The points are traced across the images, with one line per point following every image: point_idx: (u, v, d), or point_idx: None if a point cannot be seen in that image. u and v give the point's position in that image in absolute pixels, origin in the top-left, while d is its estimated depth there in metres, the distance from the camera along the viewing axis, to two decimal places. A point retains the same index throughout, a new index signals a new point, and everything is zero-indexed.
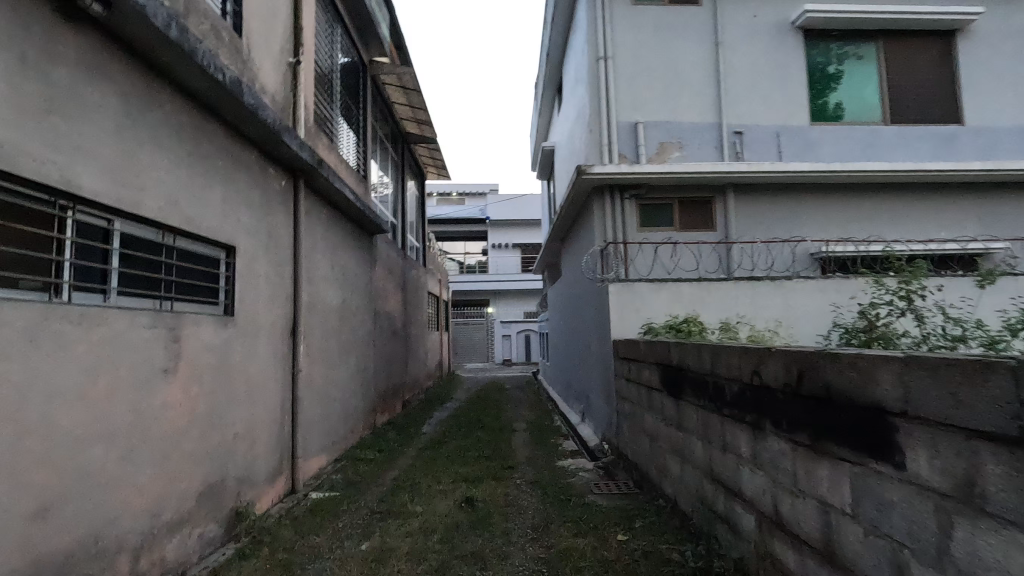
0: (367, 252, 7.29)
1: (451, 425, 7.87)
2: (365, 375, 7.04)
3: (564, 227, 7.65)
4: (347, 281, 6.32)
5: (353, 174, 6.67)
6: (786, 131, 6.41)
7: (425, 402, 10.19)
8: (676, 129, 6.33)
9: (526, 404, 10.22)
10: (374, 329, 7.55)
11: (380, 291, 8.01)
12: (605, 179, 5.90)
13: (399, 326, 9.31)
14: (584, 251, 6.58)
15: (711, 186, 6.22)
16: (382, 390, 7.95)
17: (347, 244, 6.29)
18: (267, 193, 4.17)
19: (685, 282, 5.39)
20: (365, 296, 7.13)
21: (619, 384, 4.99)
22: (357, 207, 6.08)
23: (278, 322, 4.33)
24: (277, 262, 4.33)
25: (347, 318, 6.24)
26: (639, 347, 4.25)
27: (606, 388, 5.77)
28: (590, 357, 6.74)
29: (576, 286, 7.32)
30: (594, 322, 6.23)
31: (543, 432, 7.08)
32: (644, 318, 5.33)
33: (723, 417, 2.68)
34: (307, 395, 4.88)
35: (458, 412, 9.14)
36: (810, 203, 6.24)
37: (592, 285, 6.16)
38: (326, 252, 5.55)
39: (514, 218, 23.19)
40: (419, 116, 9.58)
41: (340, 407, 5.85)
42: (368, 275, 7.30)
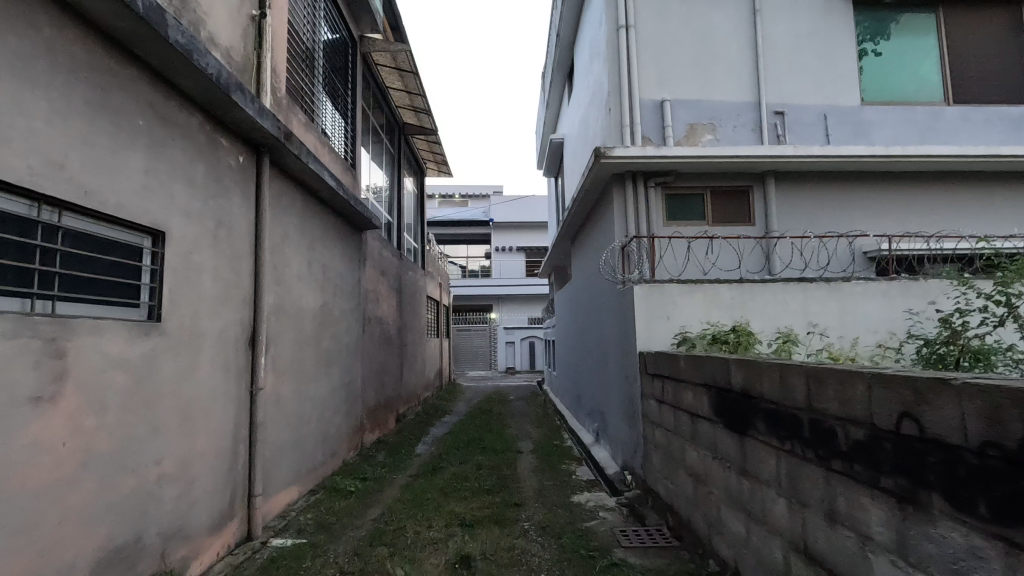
0: (355, 249, 6.47)
1: (448, 444, 7.03)
2: (352, 389, 6.23)
3: (576, 223, 6.83)
4: (330, 282, 5.51)
5: (338, 159, 5.87)
6: (834, 112, 5.58)
7: (421, 416, 9.34)
8: (708, 109, 5.51)
9: (532, 418, 9.37)
10: (363, 336, 6.73)
11: (371, 295, 7.20)
12: (626, 164, 5.08)
13: (393, 333, 8.50)
14: (600, 248, 5.76)
15: (748, 174, 5.40)
16: (371, 404, 7.12)
17: (330, 239, 5.49)
18: (219, 169, 3.37)
19: (724, 284, 4.56)
20: (353, 299, 6.32)
21: (649, 405, 4.15)
22: (340, 195, 5.26)
23: (232, 329, 3.51)
24: (231, 255, 3.51)
25: (328, 325, 5.42)
26: (679, 364, 3.42)
27: (628, 408, 4.94)
28: (607, 371, 5.94)
29: (589, 290, 6.54)
30: (613, 330, 5.41)
31: (554, 455, 6.24)
32: (676, 326, 4.49)
33: (831, 474, 1.85)
34: (272, 417, 4.05)
35: (457, 428, 8.29)
36: (862, 194, 5.42)
37: (610, 288, 5.34)
38: (302, 247, 4.74)
39: (519, 221, 22.38)
40: (417, 103, 8.77)
41: (317, 428, 5.02)
42: (357, 277, 6.50)
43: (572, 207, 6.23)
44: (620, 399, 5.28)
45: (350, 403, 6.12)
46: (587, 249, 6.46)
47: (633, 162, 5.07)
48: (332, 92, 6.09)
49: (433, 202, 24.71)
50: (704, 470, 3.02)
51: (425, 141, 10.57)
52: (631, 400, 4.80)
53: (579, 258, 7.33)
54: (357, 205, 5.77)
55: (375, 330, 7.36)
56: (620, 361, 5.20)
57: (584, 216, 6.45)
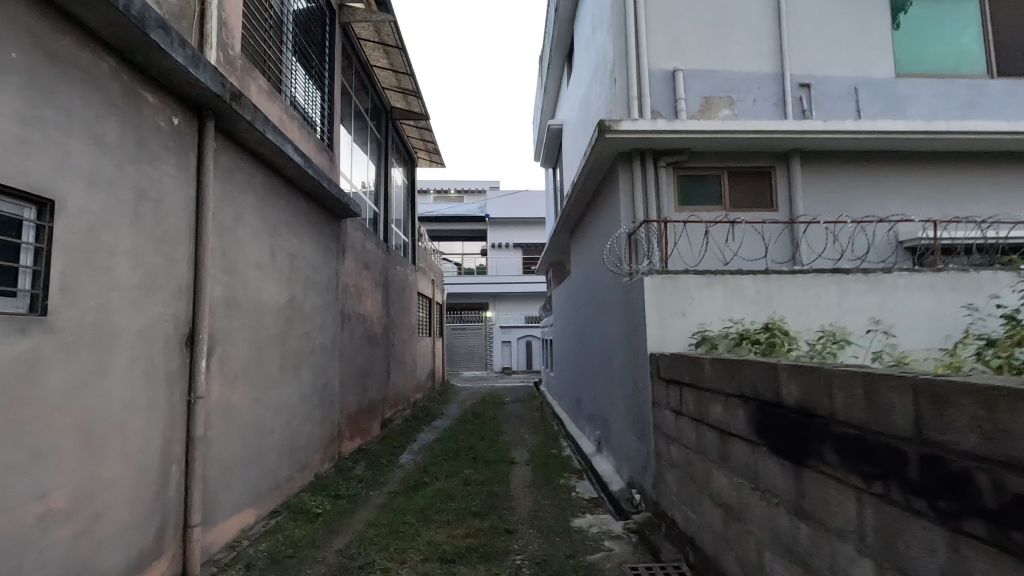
0: (332, 238, 5.85)
1: (435, 454, 6.42)
2: (328, 393, 5.62)
3: (577, 211, 6.25)
4: (300, 274, 4.90)
5: (310, 137, 5.25)
6: (866, 85, 5.00)
7: (409, 421, 8.72)
8: (725, 80, 4.91)
9: (528, 423, 8.76)
10: (341, 335, 6.12)
11: (352, 290, 6.58)
12: (633, 140, 4.49)
13: (379, 332, 7.89)
14: (603, 237, 5.19)
15: (771, 153, 4.81)
16: (352, 409, 6.50)
17: (299, 225, 4.87)
18: (142, 130, 2.76)
19: (747, 276, 3.97)
20: (329, 295, 5.71)
21: (663, 416, 3.54)
22: (311, 175, 4.64)
23: (161, 326, 2.90)
24: (161, 236, 2.90)
25: (297, 322, 4.81)
26: (703, 370, 2.82)
27: (634, 416, 4.37)
28: (609, 374, 5.37)
29: (591, 285, 5.97)
30: (617, 328, 4.83)
31: (551, 467, 5.64)
32: (694, 324, 3.89)
33: (961, 540, 1.25)
34: (220, 429, 3.43)
35: (447, 435, 7.67)
36: (897, 177, 4.84)
37: (615, 281, 4.75)
38: (262, 232, 4.12)
39: (516, 216, 21.73)
40: (405, 83, 8.15)
41: (282, 439, 4.41)
42: (334, 270, 5.88)
43: (572, 193, 5.64)
44: (625, 406, 4.70)
45: (325, 410, 5.51)
46: (589, 239, 5.88)
47: (642, 137, 4.47)
48: (305, 63, 5.46)
49: (428, 196, 24.07)
50: (738, 503, 2.43)
51: (414, 127, 9.94)
52: (639, 406, 4.20)
53: (579, 251, 6.77)
54: (332, 188, 5.15)
55: (357, 328, 6.74)
56: (625, 363, 4.62)
57: (585, 203, 5.87)
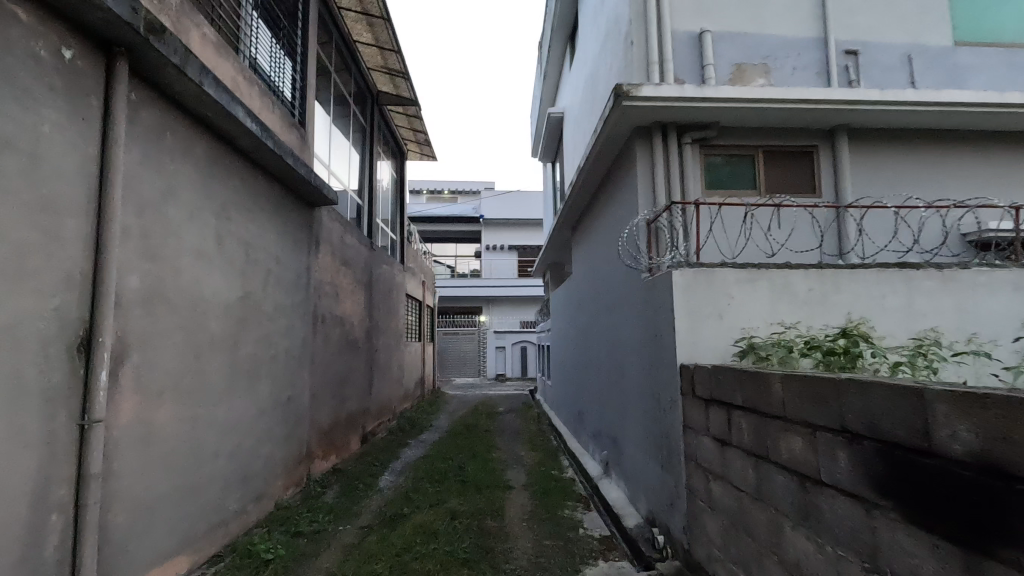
0: (303, 228, 5.11)
1: (421, 475, 5.67)
2: (296, 407, 4.86)
3: (584, 199, 5.57)
4: (260, 268, 4.15)
5: (275, 107, 4.50)
6: (920, 53, 4.31)
7: (394, 434, 7.96)
8: (759, 44, 4.21)
9: (524, 437, 8.02)
10: (314, 340, 5.36)
11: (328, 289, 5.82)
12: (654, 109, 3.77)
13: (361, 336, 7.14)
14: (615, 227, 4.49)
15: (813, 129, 4.11)
16: (327, 424, 5.75)
17: (258, 209, 4.12)
18: (6, 57, 2.02)
19: (799, 270, 3.25)
20: (298, 293, 4.96)
21: (700, 445, 2.82)
22: (272, 148, 3.87)
23: (36, 325, 2.15)
24: (39, 203, 2.15)
25: (255, 324, 4.06)
26: (770, 391, 2.09)
27: (654, 438, 3.65)
28: (620, 386, 4.67)
29: (598, 284, 5.28)
30: (632, 331, 4.13)
31: (552, 493, 4.91)
32: (735, 329, 3.16)
33: None
34: (134, 459, 2.67)
35: (435, 451, 6.91)
36: (956, 159, 4.18)
37: (632, 276, 4.04)
38: (205, 213, 3.37)
39: (511, 217, 21.05)
40: (391, 62, 7.43)
41: (230, 465, 3.65)
42: (305, 265, 5.13)
43: (579, 176, 4.94)
44: (641, 425, 3.99)
45: (291, 426, 4.75)
46: (597, 232, 5.20)
47: (667, 106, 3.75)
48: (270, 23, 4.73)
49: (421, 196, 23.35)
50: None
51: (403, 115, 9.22)
52: (661, 426, 3.47)
53: (584, 246, 6.08)
54: (300, 167, 4.39)
55: (334, 332, 5.99)
56: (641, 372, 3.92)
57: (595, 189, 5.19)
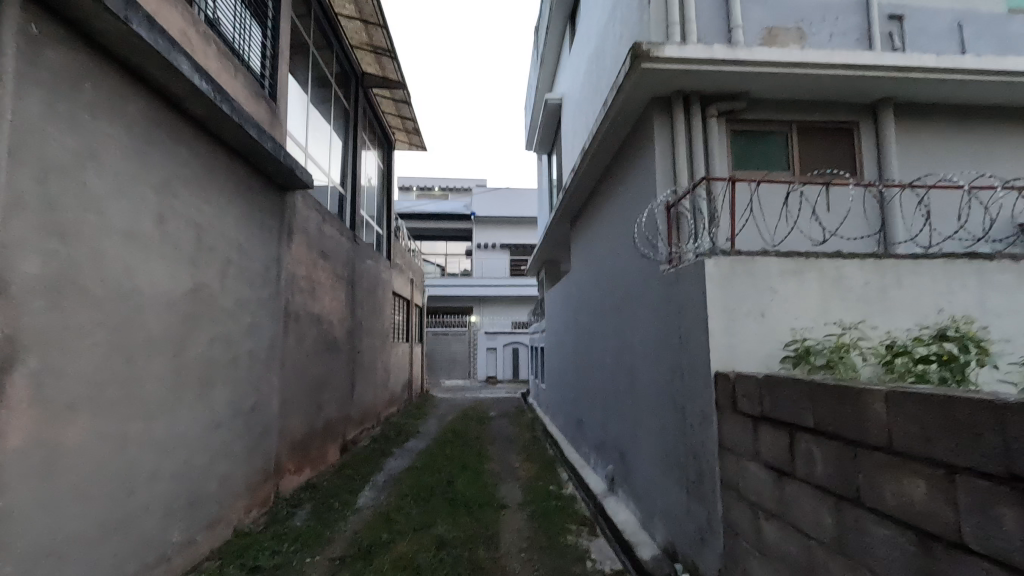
0: (272, 214, 4.52)
1: (404, 490, 5.10)
2: (262, 417, 4.28)
3: (589, 181, 5.04)
4: (217, 257, 3.58)
5: (239, 72, 3.92)
6: (971, 20, 3.82)
7: (378, 443, 7.38)
8: (793, 5, 3.69)
9: (517, 446, 7.47)
10: (285, 340, 4.77)
11: (303, 284, 5.24)
12: (677, 74, 3.25)
13: (341, 337, 6.54)
14: (627, 212, 3.96)
15: (854, 102, 3.61)
16: (301, 434, 5.16)
17: (215, 189, 3.55)
18: None
19: (854, 261, 2.73)
20: (266, 288, 4.37)
21: (744, 472, 2.29)
22: (230, 115, 3.30)
23: None
24: None
25: (210, 321, 3.48)
26: (865, 413, 1.57)
27: (674, 458, 3.12)
28: (629, 394, 4.15)
29: (603, 277, 4.76)
30: (648, 331, 3.60)
31: (552, 514, 4.38)
32: (780, 330, 2.64)
33: None
34: (29, 493, 2.09)
35: (420, 461, 6.34)
36: (1011, 139, 3.70)
37: (649, 268, 3.51)
38: (142, 188, 2.80)
39: (503, 215, 20.51)
40: (377, 38, 6.85)
41: (175, 489, 3.08)
42: (275, 256, 4.55)
43: (585, 153, 4.40)
44: (656, 439, 3.46)
45: (256, 439, 4.17)
46: (604, 219, 4.66)
47: (692, 71, 3.23)
48: None
49: (410, 193, 22.76)
50: None
51: (389, 100, 8.63)
52: (685, 443, 2.94)
53: (587, 237, 5.55)
54: (267, 142, 3.82)
55: (310, 332, 5.40)
56: (658, 379, 3.40)
57: (603, 170, 4.66)
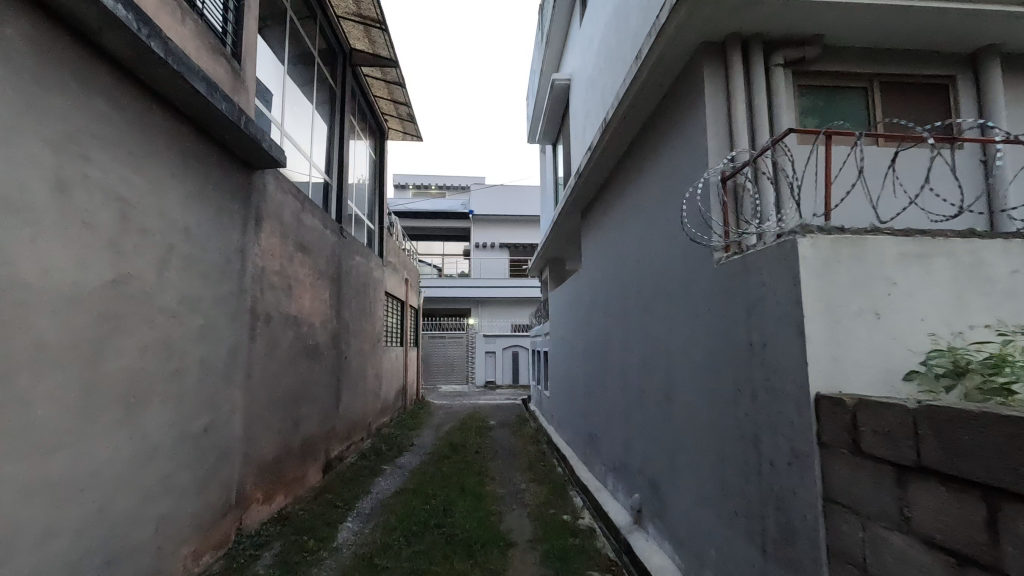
0: (236, 195, 3.79)
1: (393, 522, 4.35)
2: (220, 439, 3.53)
3: (617, 151, 4.29)
4: (154, 241, 2.83)
5: (188, 17, 3.19)
6: None
7: (368, 460, 6.62)
8: None
9: (522, 462, 6.73)
10: (252, 346, 4.03)
11: (276, 281, 4.48)
12: (740, 7, 2.53)
13: (324, 341, 5.80)
14: (666, 188, 3.24)
15: (948, 52, 2.92)
16: (273, 456, 4.41)
17: (149, 156, 2.80)
18: None
19: (996, 241, 2.01)
20: (226, 283, 3.62)
21: (879, 543, 1.57)
22: (165, 59, 2.57)
23: None
24: None
25: (143, 323, 2.75)
26: None
27: (740, 502, 2.40)
28: (664, 413, 3.43)
29: (629, 270, 4.03)
30: (695, 334, 2.87)
31: (570, 557, 3.64)
32: (903, 335, 1.91)
33: None
34: None
35: (413, 483, 5.58)
36: None
37: (698, 257, 2.78)
38: (28, 143, 2.07)
39: (503, 214, 19.83)
40: (365, 7, 6.13)
41: (85, 544, 2.34)
42: (238, 245, 3.80)
43: (614, 115, 3.66)
44: (708, 472, 2.74)
45: (211, 467, 3.42)
46: (632, 200, 3.93)
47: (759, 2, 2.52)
48: None
49: (407, 191, 22.03)
50: None
51: (380, 82, 7.90)
52: (760, 486, 2.21)
53: (606, 225, 4.81)
54: (221, 102, 3.09)
55: (284, 336, 4.65)
56: (713, 397, 2.66)
57: (636, 134, 3.92)
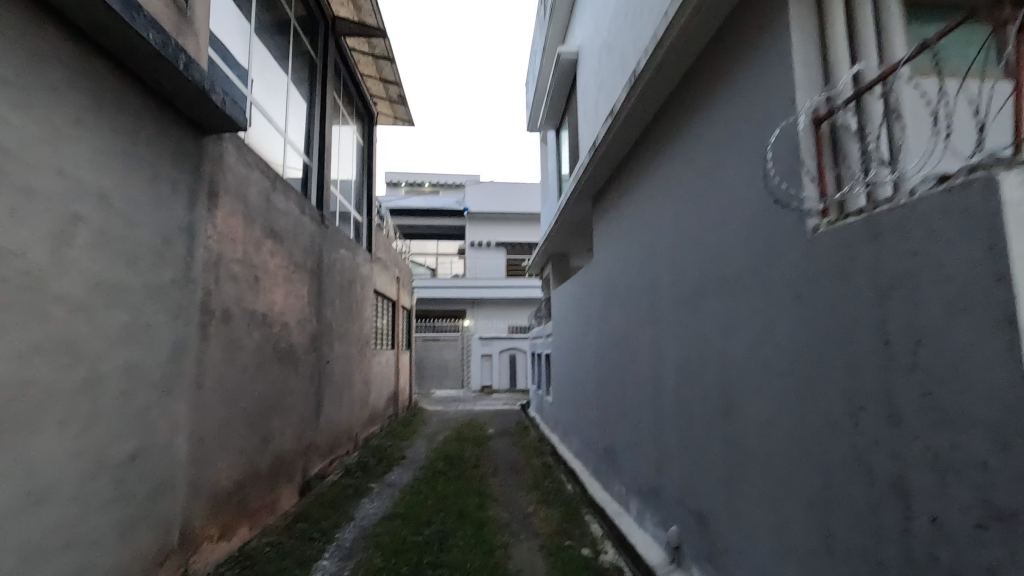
0: (182, 161, 3.06)
1: (377, 561, 3.60)
2: (158, 466, 2.80)
3: (649, 113, 3.59)
4: (47, 207, 2.10)
5: None
6: None
7: (353, 477, 5.88)
8: None
9: (527, 478, 6.00)
10: (205, 349, 3.29)
11: (239, 272, 3.75)
12: None
13: (301, 343, 5.07)
14: (727, 144, 2.54)
15: None
16: (234, 481, 3.67)
17: (38, 90, 2.06)
18: None
19: None
20: (166, 269, 2.89)
21: None
22: None
23: None
24: None
25: (27, 317, 2.01)
26: None
27: (861, 565, 1.69)
28: (716, 430, 2.71)
29: (665, 254, 3.33)
30: (772, 329, 2.17)
31: None
32: None
33: None
34: None
35: (403, 506, 4.83)
36: None
37: (782, 226, 2.08)
38: None
39: (499, 211, 19.13)
40: None
41: None
42: (184, 224, 3.06)
43: (651, 59, 2.95)
44: (795, 515, 2.03)
45: (144, 504, 2.68)
46: (672, 169, 3.23)
47: None
48: None
49: (399, 188, 21.25)
50: None
51: (368, 57, 7.16)
52: (909, 550, 1.50)
53: (630, 206, 4.11)
54: (150, 30, 2.35)
55: (249, 337, 3.91)
56: (806, 413, 1.95)
57: (675, 87, 3.21)
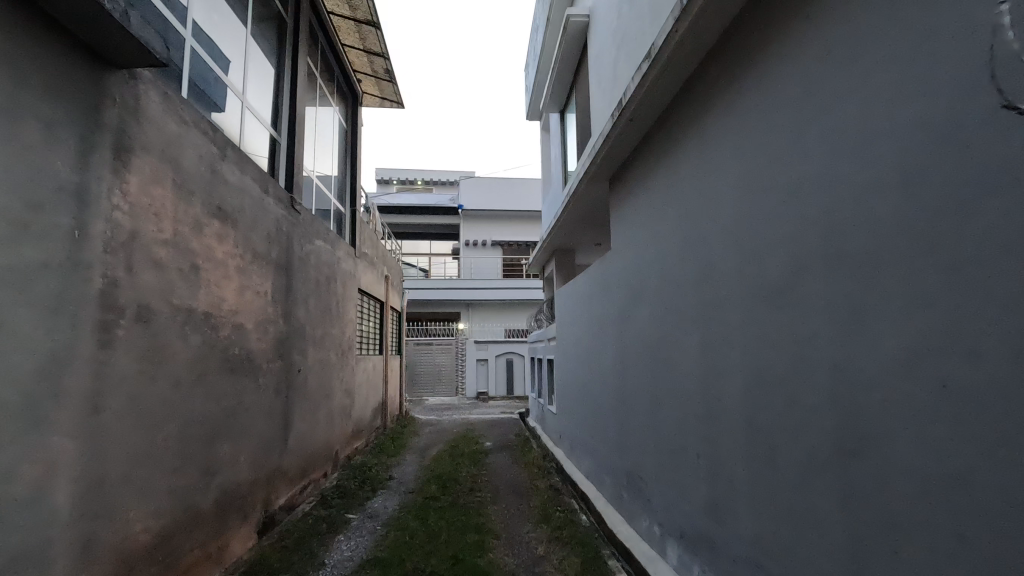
0: (68, 100, 2.20)
1: None
2: (17, 529, 1.94)
3: (703, 47, 2.74)
4: None
5: None
6: None
7: (329, 507, 4.99)
8: None
9: (533, 508, 5.11)
10: (110, 360, 2.43)
11: (168, 258, 2.88)
12: None
13: (263, 349, 4.19)
14: (862, 51, 1.70)
15: None
16: (159, 532, 2.79)
17: None
18: None
19: None
20: (35, 248, 2.03)
21: None
22: None
23: None
24: None
25: None
26: None
27: None
28: (828, 477, 1.86)
29: (736, 229, 2.47)
30: (966, 333, 1.34)
31: None
32: None
33: None
34: None
35: (384, 549, 3.95)
36: None
37: (999, 160, 1.25)
38: None
39: (495, 209, 18.31)
40: None
41: None
42: (71, 188, 2.21)
43: None
44: None
45: None
46: (751, 113, 2.38)
47: None
48: None
49: (390, 185, 20.32)
50: None
51: (348, 23, 6.30)
52: None
53: (672, 176, 3.26)
54: None
55: (184, 343, 3.05)
56: None
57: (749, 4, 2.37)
